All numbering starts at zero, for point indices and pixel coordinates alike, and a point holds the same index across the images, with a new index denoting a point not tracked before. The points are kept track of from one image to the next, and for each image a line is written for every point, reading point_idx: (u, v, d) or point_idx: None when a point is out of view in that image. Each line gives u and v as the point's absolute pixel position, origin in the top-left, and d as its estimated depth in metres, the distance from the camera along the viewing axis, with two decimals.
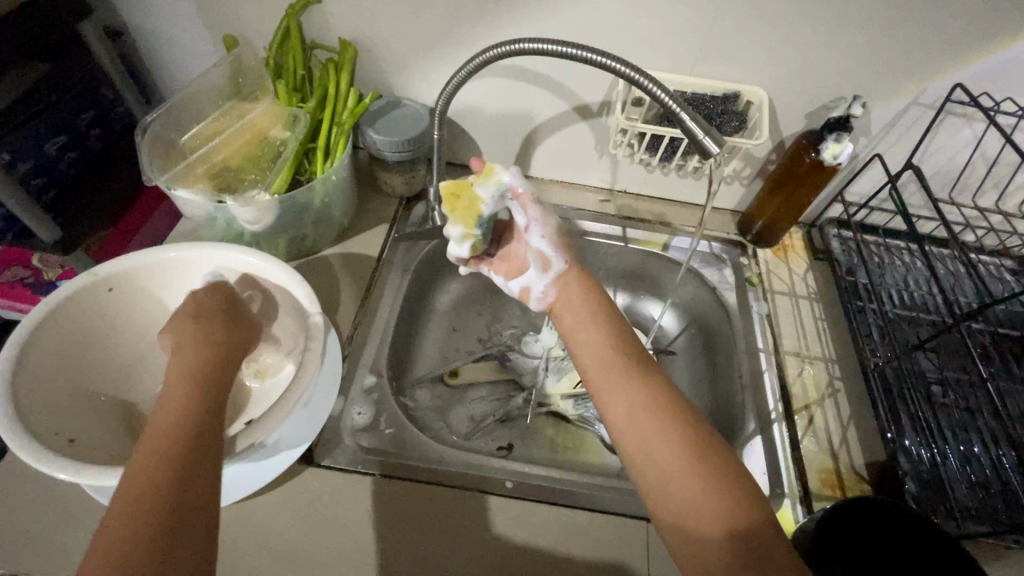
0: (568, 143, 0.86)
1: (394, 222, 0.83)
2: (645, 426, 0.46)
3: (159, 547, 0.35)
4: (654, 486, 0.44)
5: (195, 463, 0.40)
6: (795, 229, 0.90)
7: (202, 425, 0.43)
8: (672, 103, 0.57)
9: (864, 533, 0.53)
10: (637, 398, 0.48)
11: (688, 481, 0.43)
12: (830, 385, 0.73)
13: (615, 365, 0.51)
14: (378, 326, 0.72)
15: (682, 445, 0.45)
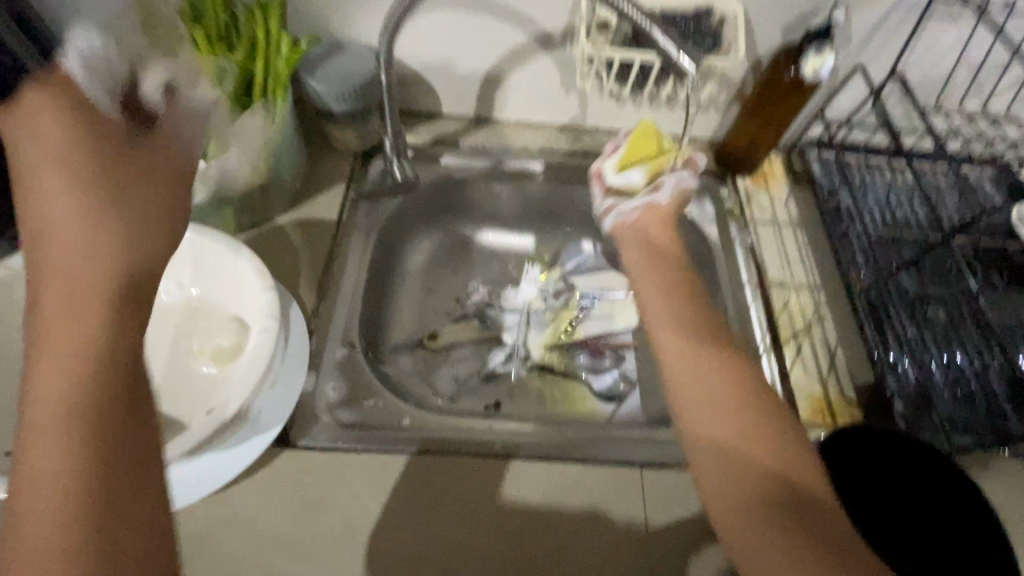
0: (532, 79, 0.79)
1: (351, 181, 0.77)
2: (697, 359, 0.46)
3: (101, 500, 0.27)
4: (693, 415, 0.43)
5: (124, 443, 0.29)
6: (775, 154, 0.86)
7: (118, 337, 0.30)
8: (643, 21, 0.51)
9: (857, 458, 0.53)
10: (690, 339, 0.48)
11: (735, 415, 0.42)
12: (816, 312, 0.72)
13: (673, 307, 0.51)
14: (345, 295, 0.67)
15: (733, 384, 0.44)
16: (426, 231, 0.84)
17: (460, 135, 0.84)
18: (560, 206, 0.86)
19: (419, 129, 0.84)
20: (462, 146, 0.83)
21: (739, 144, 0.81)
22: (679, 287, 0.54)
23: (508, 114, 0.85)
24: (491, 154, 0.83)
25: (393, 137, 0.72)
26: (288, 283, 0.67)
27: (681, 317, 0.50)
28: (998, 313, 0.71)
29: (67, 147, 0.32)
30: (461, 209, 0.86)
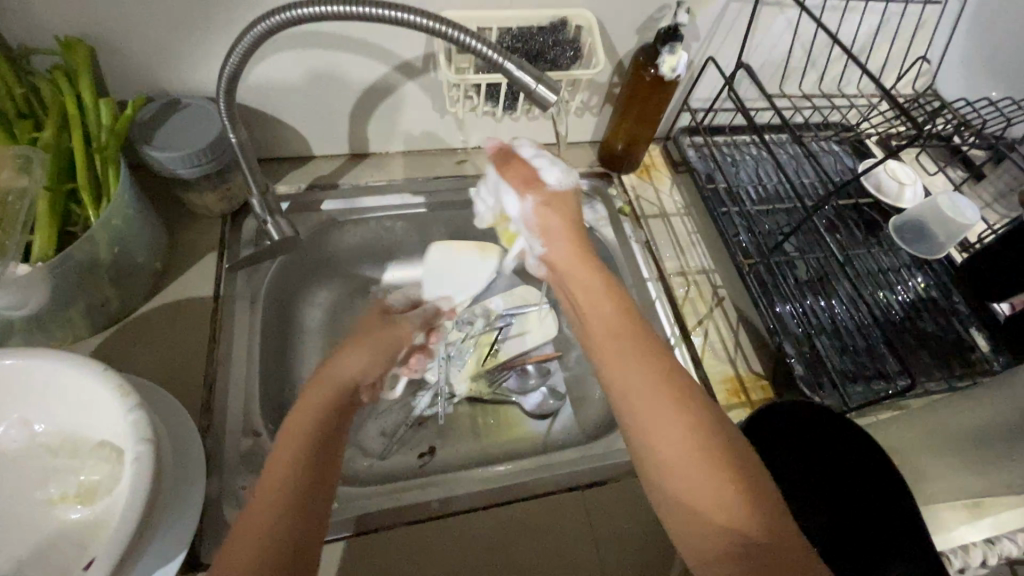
0: (402, 108, 0.76)
1: (223, 246, 0.69)
2: (655, 403, 0.46)
3: None
4: (658, 466, 0.45)
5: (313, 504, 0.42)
6: (653, 146, 0.90)
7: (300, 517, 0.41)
8: (494, 53, 0.50)
9: (768, 436, 0.57)
10: (646, 375, 0.48)
11: (698, 458, 0.43)
12: (715, 294, 0.76)
13: (627, 344, 0.51)
14: (239, 379, 0.61)
15: (689, 420, 0.45)
16: (320, 283, 0.79)
17: (339, 175, 0.79)
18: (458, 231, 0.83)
19: (289, 176, 0.77)
20: (342, 186, 0.78)
21: (615, 143, 0.83)
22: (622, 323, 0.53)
23: (385, 145, 0.81)
24: (379, 191, 0.78)
25: (259, 195, 0.65)
26: (169, 378, 0.60)
27: (636, 352, 0.50)
28: (864, 264, 0.79)
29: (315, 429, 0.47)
30: (354, 253, 0.81)
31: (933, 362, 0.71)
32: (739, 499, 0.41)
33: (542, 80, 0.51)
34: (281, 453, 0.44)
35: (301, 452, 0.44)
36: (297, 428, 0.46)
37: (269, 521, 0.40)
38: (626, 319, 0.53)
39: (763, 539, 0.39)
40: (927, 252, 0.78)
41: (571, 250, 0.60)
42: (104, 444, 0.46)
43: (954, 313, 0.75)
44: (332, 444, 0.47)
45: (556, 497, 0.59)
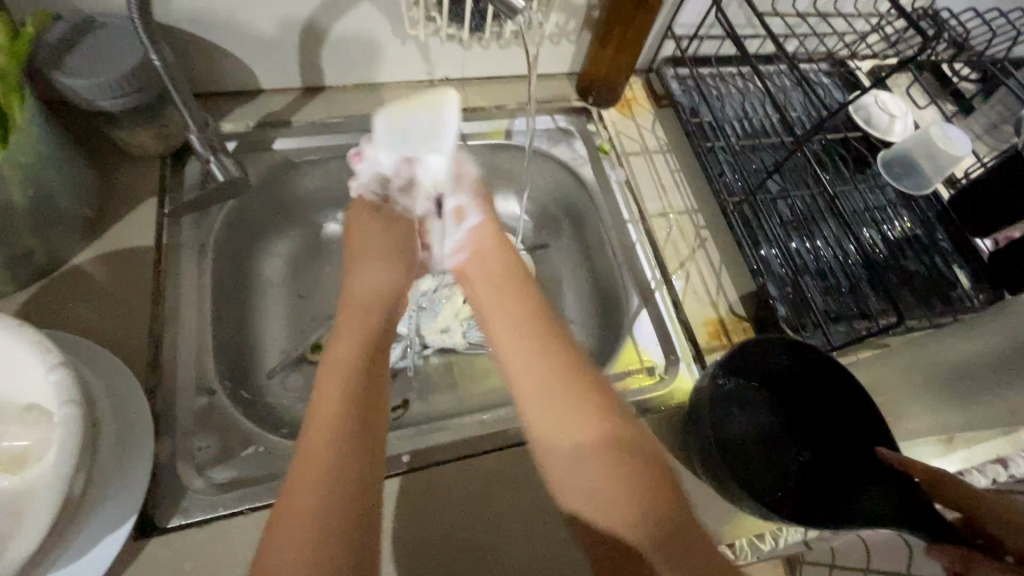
0: (356, 33, 0.68)
1: (164, 190, 0.63)
2: (542, 390, 0.45)
3: (349, 536, 0.35)
4: (547, 436, 0.43)
5: (374, 404, 0.42)
6: (634, 79, 0.84)
7: (366, 415, 0.40)
8: None
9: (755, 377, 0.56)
10: (524, 363, 0.47)
11: (588, 443, 0.42)
12: (698, 235, 0.72)
13: (522, 332, 0.49)
14: (189, 334, 0.56)
15: (582, 401, 0.44)
16: (279, 231, 0.73)
17: (292, 111, 0.71)
18: None
19: (236, 112, 0.70)
20: (296, 124, 0.71)
21: (594, 75, 0.77)
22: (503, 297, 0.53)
23: (342, 78, 0.73)
24: (337, 129, 0.72)
25: (197, 131, 0.58)
26: (109, 335, 0.54)
27: (541, 330, 0.49)
28: (850, 201, 0.77)
29: (365, 338, 0.46)
30: (314, 196, 0.74)
31: (915, 301, 0.69)
32: (635, 474, 0.40)
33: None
34: (326, 387, 0.41)
35: (346, 382, 0.41)
36: (336, 365, 0.43)
37: (328, 458, 0.37)
38: (523, 309, 0.51)
39: (673, 524, 0.38)
40: (913, 189, 0.75)
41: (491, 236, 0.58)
42: (28, 407, 0.41)
43: (938, 251, 0.73)
44: (376, 370, 0.44)
45: (532, 447, 0.57)
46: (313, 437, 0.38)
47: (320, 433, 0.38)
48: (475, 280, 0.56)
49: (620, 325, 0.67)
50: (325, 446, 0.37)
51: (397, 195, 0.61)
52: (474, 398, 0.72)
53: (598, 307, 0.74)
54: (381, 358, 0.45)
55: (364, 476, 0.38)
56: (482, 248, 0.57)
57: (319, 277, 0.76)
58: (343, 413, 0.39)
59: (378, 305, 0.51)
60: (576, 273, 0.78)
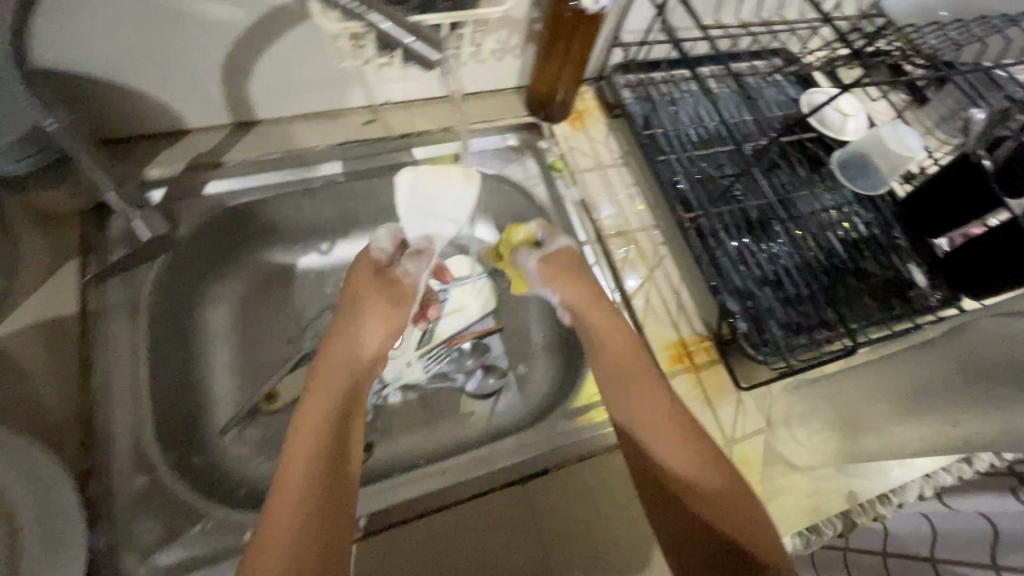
0: (282, 64, 0.63)
1: (86, 251, 0.59)
2: (658, 434, 0.50)
3: None
4: (659, 479, 0.49)
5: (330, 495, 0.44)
6: (585, 88, 0.81)
7: (322, 509, 0.42)
8: None
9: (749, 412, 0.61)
10: (648, 416, 0.51)
11: (709, 498, 0.47)
12: (656, 253, 0.71)
13: (635, 373, 0.54)
14: (122, 411, 0.53)
15: (705, 461, 0.48)
16: (221, 277, 0.69)
17: (223, 150, 0.67)
18: (376, 201, 0.74)
19: (163, 154, 0.65)
20: (228, 164, 0.66)
21: (541, 89, 0.74)
22: (615, 339, 0.57)
23: (273, 110, 0.69)
24: (274, 164, 0.68)
25: (114, 190, 0.55)
26: (35, 420, 0.51)
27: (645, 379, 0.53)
28: (808, 204, 0.76)
29: (327, 421, 0.48)
30: (257, 236, 0.70)
31: (874, 305, 0.69)
32: (734, 526, 0.45)
33: (420, 34, 0.41)
34: (296, 443, 0.46)
35: (317, 440, 0.46)
36: (307, 426, 0.47)
37: (297, 502, 0.42)
38: (632, 351, 0.56)
39: (757, 574, 0.42)
40: (869, 189, 0.75)
41: (573, 287, 0.60)
42: None
43: (895, 250, 0.73)
44: (340, 439, 0.47)
45: (496, 494, 0.55)
46: (282, 487, 0.43)
47: (287, 484, 0.43)
48: (582, 314, 0.59)
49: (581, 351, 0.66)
50: (277, 539, 0.40)
51: (407, 257, 0.59)
52: (438, 435, 0.70)
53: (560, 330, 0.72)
54: (354, 412, 0.51)
55: (332, 521, 0.43)
56: (582, 300, 0.59)
57: (272, 317, 0.72)
58: (309, 466, 0.44)
59: (346, 376, 0.52)
60: (537, 296, 0.76)
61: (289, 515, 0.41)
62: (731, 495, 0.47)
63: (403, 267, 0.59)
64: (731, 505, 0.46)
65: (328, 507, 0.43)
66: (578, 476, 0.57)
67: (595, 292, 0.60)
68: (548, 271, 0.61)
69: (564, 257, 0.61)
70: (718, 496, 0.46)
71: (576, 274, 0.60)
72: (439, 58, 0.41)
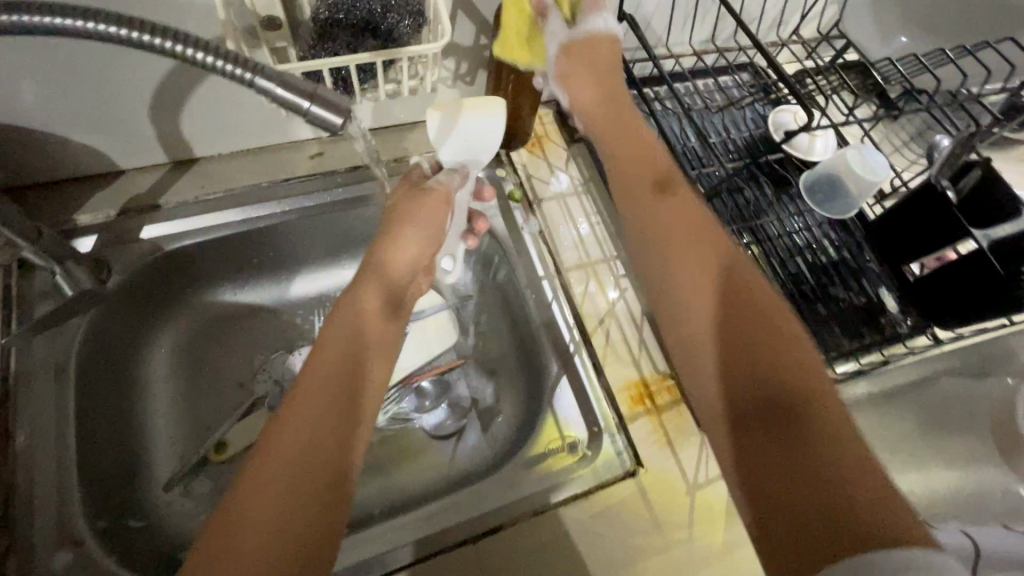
0: (217, 102, 0.60)
1: (9, 307, 0.55)
2: (711, 314, 0.42)
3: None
4: (691, 361, 0.43)
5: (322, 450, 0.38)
6: (544, 111, 0.78)
7: (312, 469, 0.37)
8: (241, 70, 0.34)
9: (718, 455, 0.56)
10: (696, 278, 0.44)
11: (769, 395, 0.38)
12: (618, 285, 0.68)
13: (676, 243, 0.47)
14: (47, 477, 0.50)
15: (733, 363, 0.40)
16: (161, 324, 0.66)
17: (159, 192, 0.64)
18: (326, 237, 0.71)
19: (94, 199, 0.62)
20: (165, 206, 0.63)
21: None
22: (686, 221, 0.48)
23: (212, 147, 0.66)
24: (215, 203, 0.65)
25: (29, 245, 0.52)
26: None
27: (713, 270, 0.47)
28: (775, 227, 0.73)
29: (334, 373, 0.43)
30: (199, 278, 0.67)
31: (843, 334, 0.67)
32: (791, 422, 0.36)
33: (314, 96, 0.34)
34: (299, 399, 0.40)
35: (319, 401, 0.40)
36: (310, 375, 0.42)
37: (292, 449, 0.38)
38: (694, 223, 0.48)
39: (845, 503, 0.32)
40: (840, 213, 0.72)
41: (603, 122, 0.58)
42: None
43: (864, 274, 0.71)
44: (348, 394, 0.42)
45: (447, 556, 0.52)
46: (275, 447, 0.38)
47: (278, 448, 0.38)
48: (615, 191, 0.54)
49: (541, 392, 0.64)
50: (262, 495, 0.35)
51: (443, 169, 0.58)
52: (396, 482, 0.66)
53: (522, 367, 0.70)
54: (366, 360, 0.45)
55: (320, 486, 0.37)
56: (623, 156, 0.56)
57: (222, 359, 0.70)
58: (306, 430, 0.39)
59: (359, 332, 0.46)
60: (499, 330, 0.73)
61: (271, 484, 0.36)
62: (735, 353, 0.40)
63: (437, 177, 0.57)
64: (769, 362, 0.39)
65: (313, 475, 0.37)
66: (533, 532, 0.54)
67: (631, 126, 0.57)
68: (566, 66, 0.57)
69: (597, 44, 0.57)
70: (729, 363, 0.40)
71: (610, 80, 0.58)
72: (342, 123, 0.35)
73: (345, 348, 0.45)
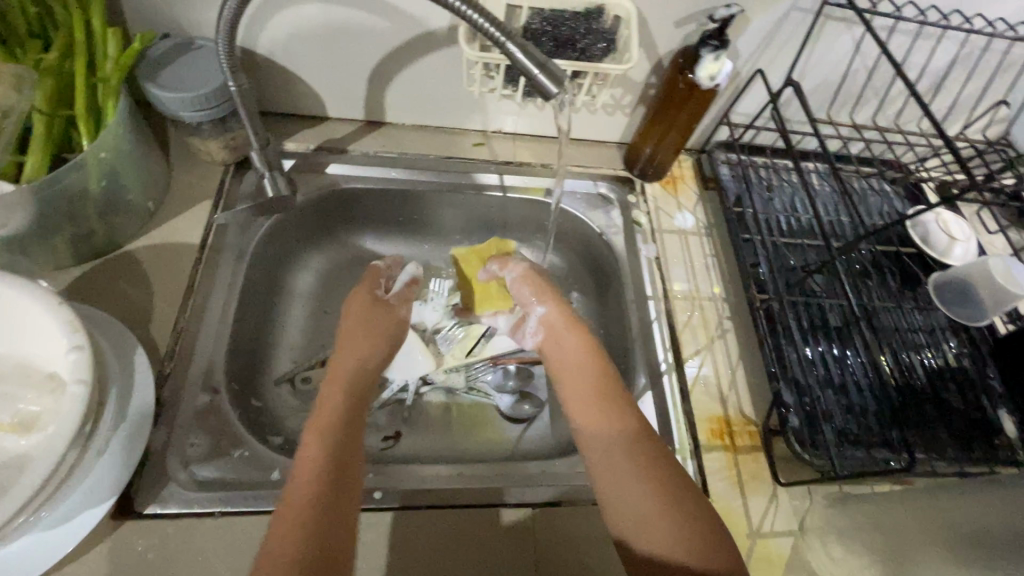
0: (423, 79, 0.72)
1: (219, 195, 0.68)
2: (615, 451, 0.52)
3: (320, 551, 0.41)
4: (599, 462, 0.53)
5: (342, 462, 0.48)
6: (684, 157, 0.84)
7: (333, 470, 0.47)
8: (495, 32, 0.44)
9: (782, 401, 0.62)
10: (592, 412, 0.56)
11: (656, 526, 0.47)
12: (719, 326, 0.70)
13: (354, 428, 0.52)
14: (207, 328, 0.60)
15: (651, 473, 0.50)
16: (315, 248, 0.77)
17: (349, 141, 0.76)
18: (465, 215, 0.80)
19: (300, 134, 0.76)
20: (351, 153, 0.75)
21: (641, 149, 0.77)
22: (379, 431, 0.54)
23: (400, 117, 0.78)
24: (387, 161, 0.76)
25: (259, 149, 0.63)
26: (139, 321, 0.59)
27: (596, 442, 0.54)
28: (892, 319, 0.72)
29: (341, 414, 0.54)
30: (352, 217, 0.78)
31: (950, 441, 0.64)
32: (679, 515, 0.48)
33: (544, 68, 0.45)
34: (311, 440, 0.50)
35: (325, 434, 0.50)
36: (321, 418, 0.52)
37: (317, 461, 0.47)
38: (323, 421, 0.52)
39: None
40: (967, 319, 0.70)
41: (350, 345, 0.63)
42: (47, 375, 0.45)
43: (985, 390, 0.68)
44: (354, 425, 0.53)
45: (492, 512, 0.55)
46: (300, 474, 0.46)
47: (302, 473, 0.46)
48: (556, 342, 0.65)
49: None
50: (302, 492, 0.45)
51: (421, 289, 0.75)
52: (466, 444, 0.70)
53: None
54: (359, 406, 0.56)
55: (345, 464, 0.48)
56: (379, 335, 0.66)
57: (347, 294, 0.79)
58: (325, 453, 0.48)
59: (358, 385, 0.59)
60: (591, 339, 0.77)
61: (302, 494, 0.45)
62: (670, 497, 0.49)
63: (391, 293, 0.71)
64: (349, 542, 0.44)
65: (336, 496, 0.45)
66: (590, 520, 0.56)
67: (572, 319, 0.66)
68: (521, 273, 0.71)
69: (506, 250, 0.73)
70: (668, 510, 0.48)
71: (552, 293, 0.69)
72: (555, 93, 0.45)
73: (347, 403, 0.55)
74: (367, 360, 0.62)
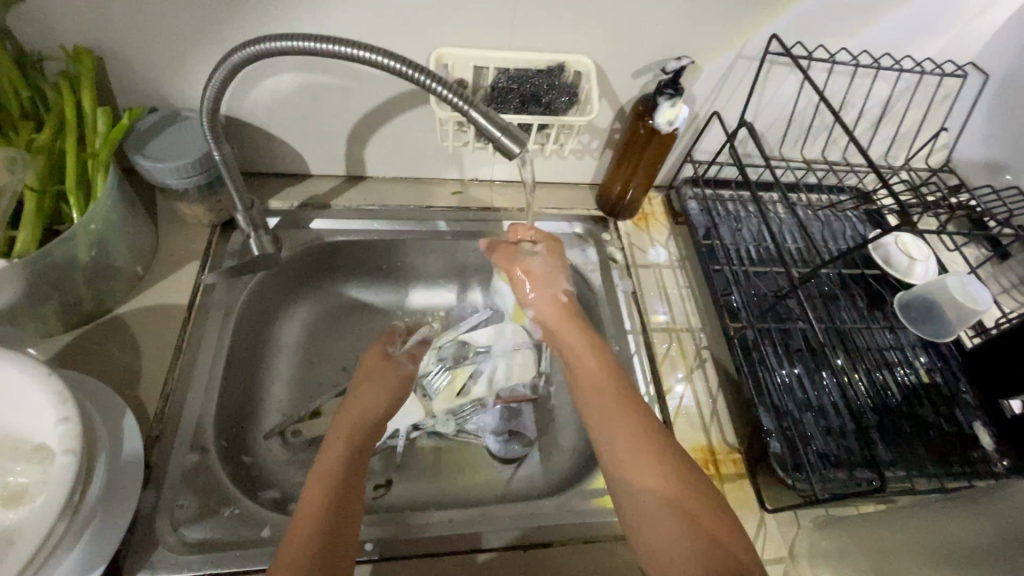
0: (400, 136, 0.76)
1: (207, 255, 0.70)
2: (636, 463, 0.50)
3: None
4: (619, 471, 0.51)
5: (340, 517, 0.48)
6: (653, 194, 0.87)
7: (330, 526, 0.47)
8: (459, 99, 0.48)
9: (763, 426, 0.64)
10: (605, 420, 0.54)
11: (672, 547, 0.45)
12: (697, 355, 0.72)
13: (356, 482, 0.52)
14: (196, 388, 0.61)
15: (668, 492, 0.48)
16: (301, 300, 0.79)
17: (332, 196, 0.79)
18: (447, 260, 0.82)
19: (284, 192, 0.79)
20: (335, 208, 0.78)
21: (613, 189, 0.81)
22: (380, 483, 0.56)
23: (380, 171, 0.81)
24: (369, 214, 0.78)
25: (244, 211, 0.66)
26: (128, 384, 0.60)
27: (611, 450, 0.52)
28: (863, 339, 0.74)
29: (345, 465, 0.53)
30: (337, 269, 0.80)
31: (929, 456, 0.65)
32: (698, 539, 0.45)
33: (506, 130, 0.48)
34: (313, 492, 0.49)
35: (327, 486, 0.50)
36: (325, 467, 0.52)
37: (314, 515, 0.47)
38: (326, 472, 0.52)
39: None
40: (933, 335, 0.73)
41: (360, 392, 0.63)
42: (36, 445, 0.46)
43: (958, 403, 0.70)
44: (356, 477, 0.53)
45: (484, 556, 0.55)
46: (297, 531, 0.46)
47: (300, 532, 0.46)
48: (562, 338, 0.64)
49: None
50: (295, 549, 0.44)
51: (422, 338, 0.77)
52: (458, 487, 0.70)
53: None
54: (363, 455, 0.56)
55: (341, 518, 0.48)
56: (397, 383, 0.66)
57: (334, 344, 0.80)
58: (321, 518, 0.47)
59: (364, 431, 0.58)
60: None
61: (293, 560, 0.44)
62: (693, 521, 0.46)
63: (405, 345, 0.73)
64: None
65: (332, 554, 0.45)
66: (581, 558, 0.56)
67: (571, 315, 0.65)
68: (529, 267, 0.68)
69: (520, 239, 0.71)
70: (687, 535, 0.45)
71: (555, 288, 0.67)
72: (517, 152, 0.49)
73: (353, 452, 0.55)
74: (375, 406, 0.62)
